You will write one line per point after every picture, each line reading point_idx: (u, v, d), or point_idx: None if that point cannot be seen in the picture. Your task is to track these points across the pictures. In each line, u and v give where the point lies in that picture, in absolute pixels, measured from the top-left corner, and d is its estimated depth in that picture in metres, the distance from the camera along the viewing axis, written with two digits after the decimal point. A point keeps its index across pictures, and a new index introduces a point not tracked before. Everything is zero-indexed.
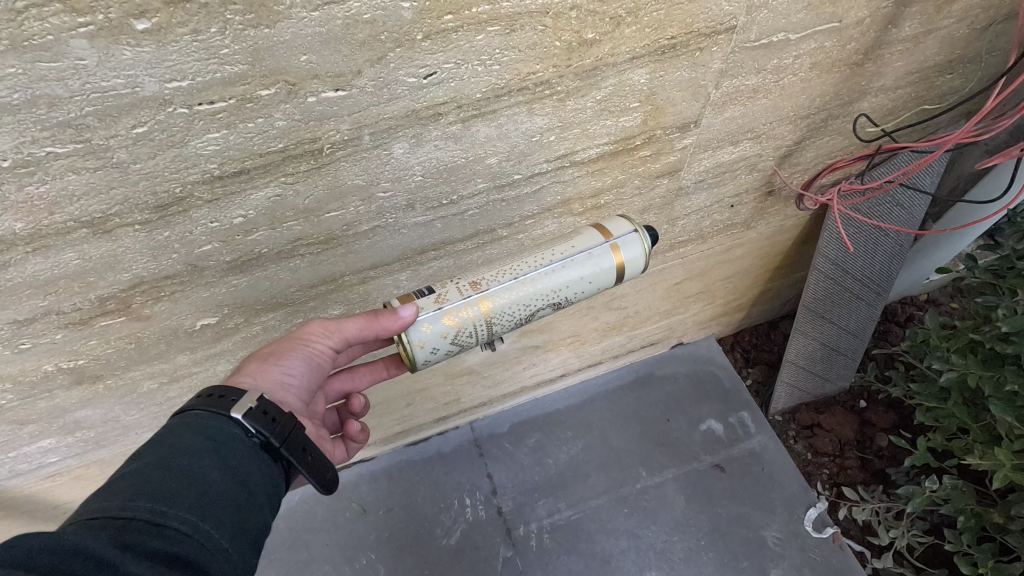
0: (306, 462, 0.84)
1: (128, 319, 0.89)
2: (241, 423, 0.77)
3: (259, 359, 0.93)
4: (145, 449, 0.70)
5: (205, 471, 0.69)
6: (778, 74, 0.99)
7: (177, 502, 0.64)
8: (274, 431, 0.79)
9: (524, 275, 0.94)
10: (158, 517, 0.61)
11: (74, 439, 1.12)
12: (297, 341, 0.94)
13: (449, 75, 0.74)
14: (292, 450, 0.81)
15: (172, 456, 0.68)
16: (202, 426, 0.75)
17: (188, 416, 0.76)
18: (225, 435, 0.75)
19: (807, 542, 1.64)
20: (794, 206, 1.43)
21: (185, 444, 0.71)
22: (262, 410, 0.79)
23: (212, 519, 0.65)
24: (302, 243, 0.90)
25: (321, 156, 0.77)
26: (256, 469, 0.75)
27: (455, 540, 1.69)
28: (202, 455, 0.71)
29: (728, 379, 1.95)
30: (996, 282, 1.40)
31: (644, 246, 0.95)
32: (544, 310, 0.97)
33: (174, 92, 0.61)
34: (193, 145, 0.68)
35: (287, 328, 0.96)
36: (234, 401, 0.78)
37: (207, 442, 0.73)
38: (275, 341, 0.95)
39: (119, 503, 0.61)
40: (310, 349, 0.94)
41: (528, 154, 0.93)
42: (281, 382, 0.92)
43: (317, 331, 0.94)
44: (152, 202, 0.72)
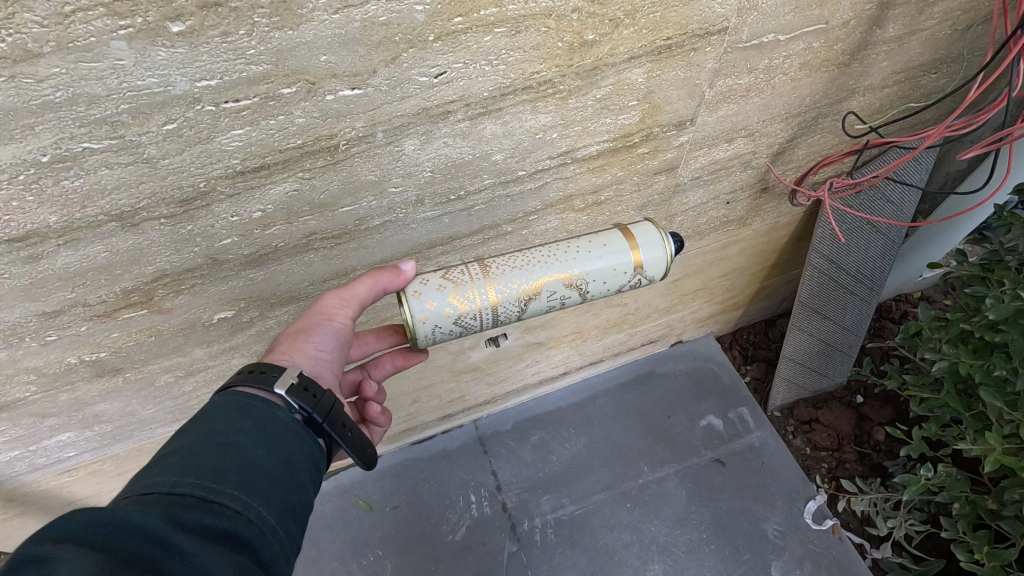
0: (346, 438, 0.87)
1: (149, 312, 0.93)
2: (286, 398, 0.80)
3: (289, 337, 0.92)
4: (192, 426, 0.73)
5: (251, 449, 0.72)
6: (769, 74, 1.03)
7: (226, 479, 0.67)
8: (316, 405, 0.81)
9: (535, 265, 0.98)
10: (208, 494, 0.64)
11: (92, 433, 1.15)
12: (323, 316, 0.94)
13: (457, 74, 0.78)
14: (333, 425, 0.84)
15: (219, 435, 0.71)
16: (247, 404, 0.77)
17: (232, 394, 0.78)
18: (266, 415, 0.77)
19: (807, 534, 1.67)
20: (788, 202, 1.48)
21: (230, 423, 0.74)
22: (303, 386, 0.81)
23: (259, 496, 0.68)
24: (317, 237, 0.94)
25: (337, 152, 0.81)
26: (299, 447, 0.78)
27: (461, 536, 1.71)
28: (248, 434, 0.73)
29: (727, 376, 1.99)
30: (985, 275, 1.44)
31: (666, 251, 1.02)
32: (565, 293, 1.00)
33: (203, 90, 0.66)
34: (219, 141, 0.72)
35: (309, 308, 0.96)
36: (277, 377, 0.81)
37: (252, 421, 0.75)
38: (301, 319, 0.94)
39: (170, 480, 0.64)
40: (336, 322, 0.94)
41: (532, 151, 0.97)
42: (315, 356, 0.91)
43: (337, 302, 0.94)
44: (177, 196, 0.76)
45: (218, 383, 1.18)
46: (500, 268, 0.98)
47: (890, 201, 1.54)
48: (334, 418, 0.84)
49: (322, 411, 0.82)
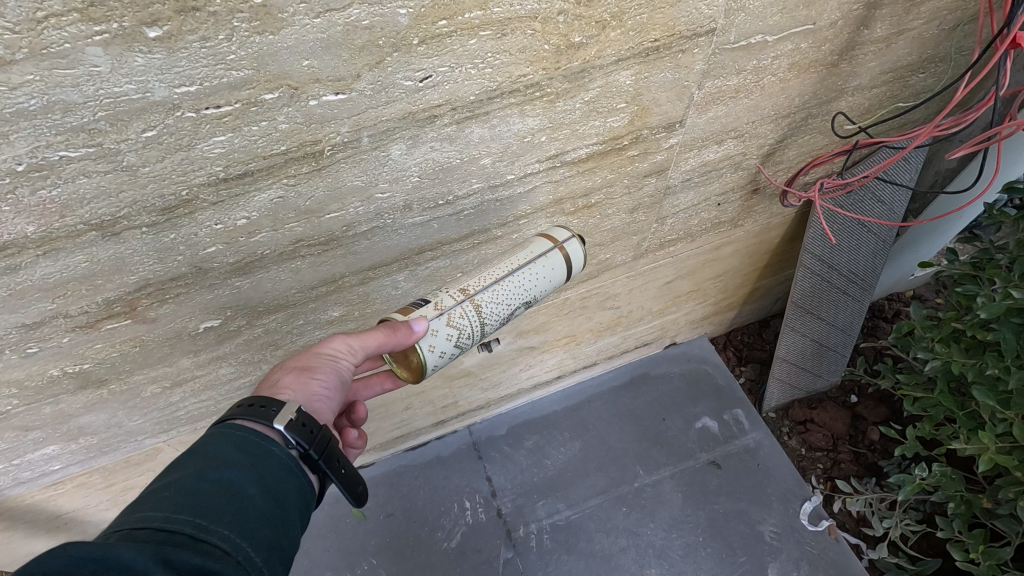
0: (340, 475, 0.89)
1: (133, 322, 0.91)
2: (283, 433, 0.80)
3: (294, 372, 0.93)
4: (188, 459, 0.72)
5: (245, 487, 0.71)
6: (758, 75, 1.03)
7: (217, 518, 0.66)
8: (312, 442, 0.82)
9: (500, 276, 1.01)
10: (198, 532, 0.63)
11: (78, 445, 1.13)
12: (330, 356, 0.95)
13: (443, 78, 0.77)
14: (328, 462, 0.85)
15: (215, 470, 0.71)
16: (244, 440, 0.76)
17: (230, 429, 0.78)
18: (262, 451, 0.76)
19: (804, 535, 1.67)
20: (779, 203, 1.47)
21: (226, 458, 0.73)
22: (301, 422, 0.82)
23: (248, 536, 0.67)
24: (304, 244, 0.92)
25: (322, 158, 0.80)
26: (292, 484, 0.77)
27: (456, 543, 1.69)
28: (243, 470, 0.73)
29: (721, 378, 1.98)
30: (976, 273, 1.44)
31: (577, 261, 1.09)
32: (520, 309, 1.04)
33: (183, 96, 0.64)
34: (200, 148, 0.71)
35: (317, 343, 0.98)
36: (277, 412, 0.81)
37: (247, 457, 0.75)
38: (309, 355, 0.96)
39: (162, 515, 0.63)
40: (342, 364, 0.96)
41: (521, 154, 0.96)
42: (316, 394, 0.92)
43: (345, 346, 0.95)
44: (159, 204, 0.75)
45: (207, 393, 1.16)
46: (473, 284, 1.01)
47: (881, 200, 1.54)
48: (330, 456, 0.86)
49: (317, 447, 0.83)
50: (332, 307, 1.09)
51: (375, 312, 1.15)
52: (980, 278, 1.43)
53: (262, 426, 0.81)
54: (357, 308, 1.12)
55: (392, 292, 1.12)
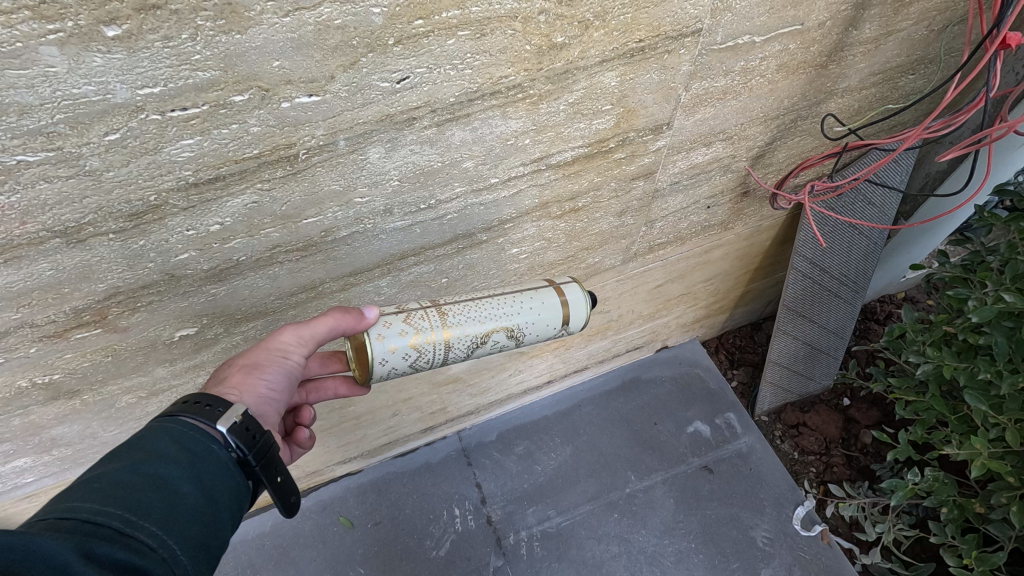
0: (274, 484, 0.84)
1: (103, 331, 0.88)
2: (225, 435, 0.76)
3: (241, 369, 0.89)
4: (120, 450, 0.69)
5: (178, 483, 0.68)
6: (746, 76, 1.01)
7: (147, 514, 0.63)
8: (252, 447, 0.78)
9: (482, 309, 0.98)
10: (125, 527, 0.61)
11: (50, 457, 1.10)
12: (278, 352, 0.92)
13: (421, 80, 0.75)
14: (265, 468, 0.81)
15: (148, 464, 0.68)
16: (180, 433, 0.73)
17: (165, 421, 0.74)
18: (201, 447, 0.73)
19: (796, 540, 1.65)
20: (769, 206, 1.46)
21: (161, 452, 0.70)
22: (244, 425, 0.78)
23: (177, 534, 0.65)
24: (280, 250, 0.90)
25: (297, 162, 0.77)
26: (226, 484, 0.74)
27: (445, 551, 1.67)
28: (177, 465, 0.70)
29: (713, 381, 1.97)
30: (967, 276, 1.43)
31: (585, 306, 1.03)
32: (501, 336, 0.98)
33: (146, 98, 0.62)
34: (167, 152, 0.68)
35: (264, 336, 0.93)
36: (221, 412, 0.77)
37: (183, 452, 0.71)
38: (256, 350, 0.91)
39: (92, 507, 0.61)
40: (290, 361, 0.92)
41: (504, 157, 0.94)
42: (262, 397, 0.91)
43: (294, 339, 0.92)
44: (126, 210, 0.72)
45: None
46: (450, 304, 0.98)
47: (872, 202, 1.53)
48: (268, 463, 0.81)
49: (257, 453, 0.78)
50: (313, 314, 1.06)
51: None
52: (972, 280, 1.42)
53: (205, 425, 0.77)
54: None
55: (374, 298, 1.10)
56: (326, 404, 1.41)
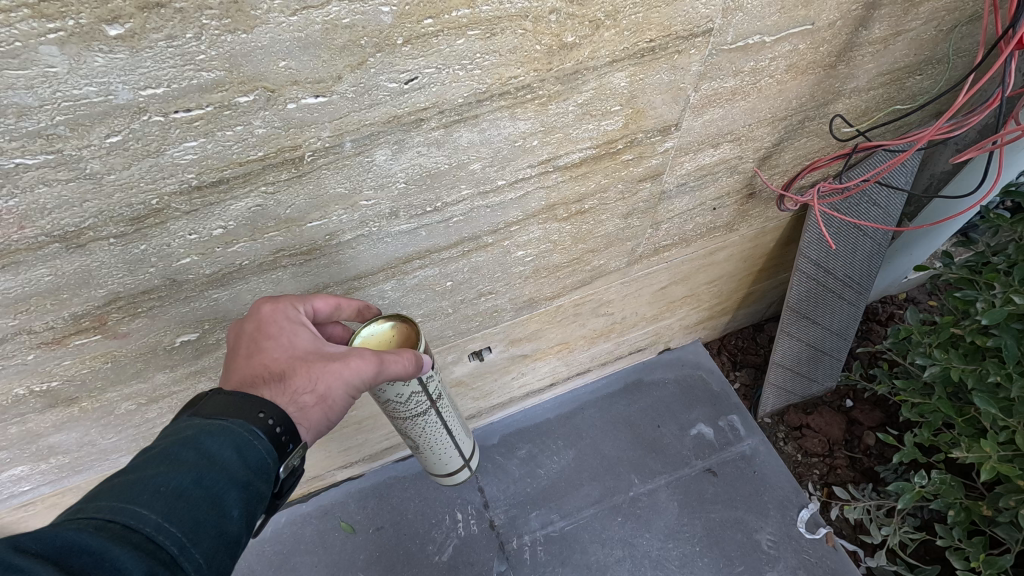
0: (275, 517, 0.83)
1: (103, 337, 0.86)
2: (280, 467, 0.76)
3: (309, 399, 0.80)
4: (186, 450, 0.68)
5: (232, 504, 0.67)
6: (755, 77, 1.00)
7: (197, 539, 0.63)
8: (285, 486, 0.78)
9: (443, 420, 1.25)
10: (177, 553, 0.60)
11: (48, 465, 1.08)
12: (350, 389, 0.83)
13: (430, 80, 0.73)
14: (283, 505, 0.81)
15: (210, 477, 0.67)
16: (245, 444, 0.71)
17: (232, 420, 0.72)
18: (260, 466, 0.72)
19: (802, 544, 1.64)
20: (775, 207, 1.45)
21: (224, 463, 0.69)
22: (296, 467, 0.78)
23: (202, 550, 0.62)
24: (285, 253, 0.88)
25: (302, 164, 0.76)
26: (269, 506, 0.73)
27: (448, 556, 1.65)
28: (233, 481, 0.68)
29: (716, 383, 1.96)
30: (973, 277, 1.42)
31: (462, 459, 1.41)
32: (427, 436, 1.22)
33: (149, 99, 0.60)
34: (170, 154, 0.66)
35: (340, 361, 0.82)
36: (291, 454, 0.77)
37: (243, 467, 0.70)
38: (333, 381, 0.81)
39: (153, 521, 0.60)
40: (356, 396, 0.85)
41: (511, 159, 0.92)
42: (323, 427, 0.84)
43: (368, 377, 0.84)
44: (127, 214, 0.70)
45: None
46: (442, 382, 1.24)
47: (876, 204, 1.52)
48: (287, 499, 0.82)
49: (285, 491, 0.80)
50: None
51: None
52: (978, 282, 1.41)
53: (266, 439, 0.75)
54: None
55: (378, 301, 1.08)
56: None
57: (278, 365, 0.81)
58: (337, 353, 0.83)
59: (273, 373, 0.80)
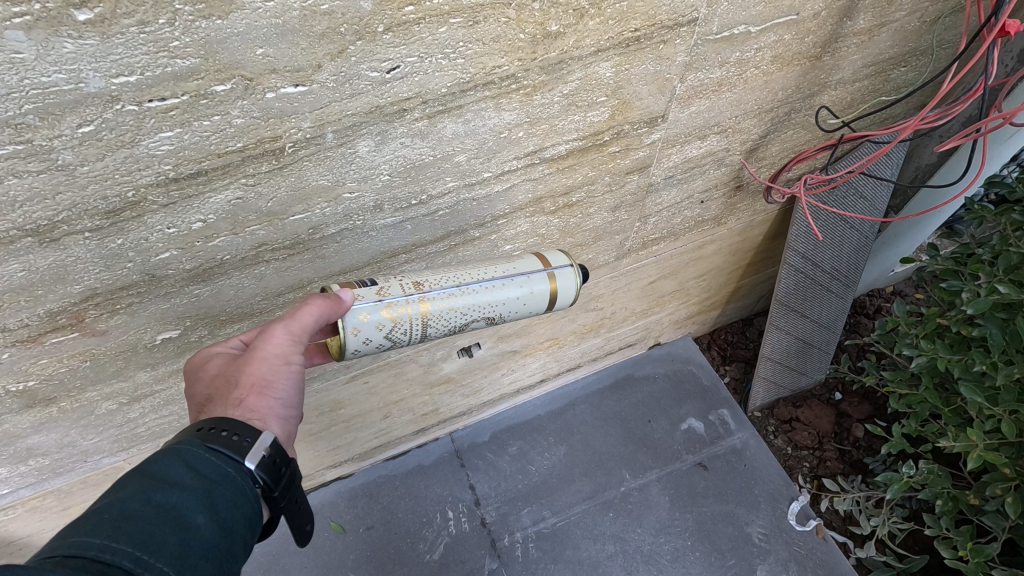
0: (293, 510, 0.85)
1: (80, 335, 0.84)
2: (253, 470, 0.74)
3: (247, 392, 0.82)
4: (131, 478, 0.66)
5: (193, 514, 0.66)
6: (741, 68, 1.00)
7: (158, 551, 0.61)
8: (277, 481, 0.77)
9: (466, 285, 0.95)
10: (133, 567, 0.58)
11: (27, 467, 1.05)
12: (278, 361, 0.83)
13: (412, 69, 0.72)
14: (286, 500, 0.81)
15: (161, 493, 0.65)
16: (197, 458, 0.70)
17: (180, 443, 0.72)
18: (220, 475, 0.71)
19: (792, 536, 1.65)
20: (762, 200, 1.45)
21: (177, 479, 0.67)
22: (272, 459, 0.76)
23: (164, 560, 0.60)
24: (267, 247, 0.86)
25: (284, 155, 0.74)
26: (246, 511, 0.72)
27: (439, 554, 1.64)
28: (189, 493, 0.67)
29: (706, 378, 1.96)
30: (959, 268, 1.43)
31: (575, 279, 1.02)
32: (479, 322, 0.97)
33: (122, 88, 0.59)
34: (145, 145, 0.65)
35: (255, 346, 0.83)
36: (249, 445, 0.74)
37: (200, 479, 0.69)
38: (253, 368, 0.82)
39: (99, 543, 0.58)
40: (294, 366, 0.85)
41: (498, 151, 0.91)
42: (282, 413, 0.85)
43: (288, 341, 0.83)
44: (102, 207, 0.69)
45: (168, 408, 1.09)
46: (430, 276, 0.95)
47: (863, 196, 1.53)
48: (289, 494, 0.81)
49: (281, 488, 0.78)
50: None
51: None
52: (963, 273, 1.42)
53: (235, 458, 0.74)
54: None
55: None
56: (315, 407, 1.37)
57: (208, 385, 0.84)
58: (253, 342, 0.84)
59: (203, 400, 0.83)
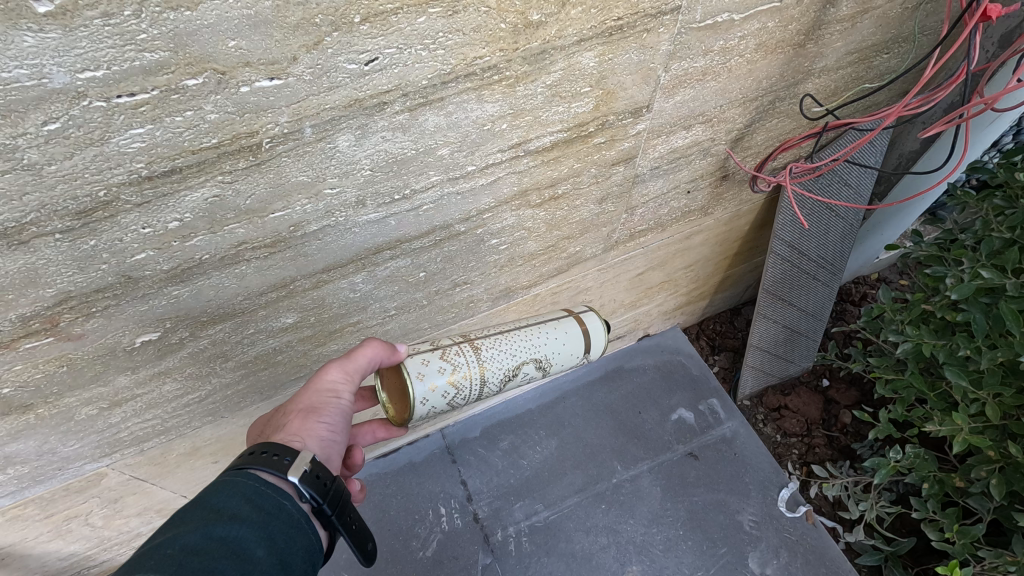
0: (350, 530, 0.90)
1: (56, 340, 0.82)
2: (298, 485, 0.81)
3: (298, 415, 0.94)
4: (193, 513, 0.70)
5: (252, 547, 0.68)
6: (725, 57, 1.00)
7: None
8: (325, 495, 0.84)
9: (508, 332, 1.11)
10: None
11: (5, 476, 1.03)
12: (329, 393, 0.96)
13: (391, 61, 0.71)
14: (339, 516, 0.87)
15: (222, 527, 0.68)
16: (254, 493, 0.75)
17: (236, 475, 0.77)
18: (275, 507, 0.75)
19: (782, 522, 1.66)
20: (748, 189, 1.45)
21: (234, 513, 0.71)
22: (315, 473, 0.84)
23: None
24: (247, 246, 0.85)
25: (261, 151, 0.72)
26: (300, 544, 0.75)
27: (432, 551, 1.63)
28: (247, 526, 0.70)
29: (695, 368, 1.97)
30: (942, 254, 1.44)
31: (601, 321, 1.17)
32: (528, 366, 1.08)
33: (88, 83, 0.57)
34: (115, 142, 0.63)
35: (311, 380, 0.97)
36: (290, 463, 0.82)
37: (256, 512, 0.73)
38: (305, 396, 0.95)
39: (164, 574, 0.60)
40: (342, 399, 0.97)
41: (481, 143, 0.90)
42: (326, 436, 0.95)
43: (341, 378, 0.97)
44: (72, 207, 0.66)
45: (150, 412, 1.07)
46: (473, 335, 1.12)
47: (847, 183, 1.53)
48: (341, 509, 0.88)
49: (330, 501, 0.85)
50: (285, 313, 1.01)
51: (331, 318, 1.09)
52: (947, 259, 1.43)
53: (274, 477, 0.81)
54: (312, 314, 1.05)
55: (348, 295, 1.05)
56: None
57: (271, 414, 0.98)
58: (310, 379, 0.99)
59: (267, 424, 0.97)
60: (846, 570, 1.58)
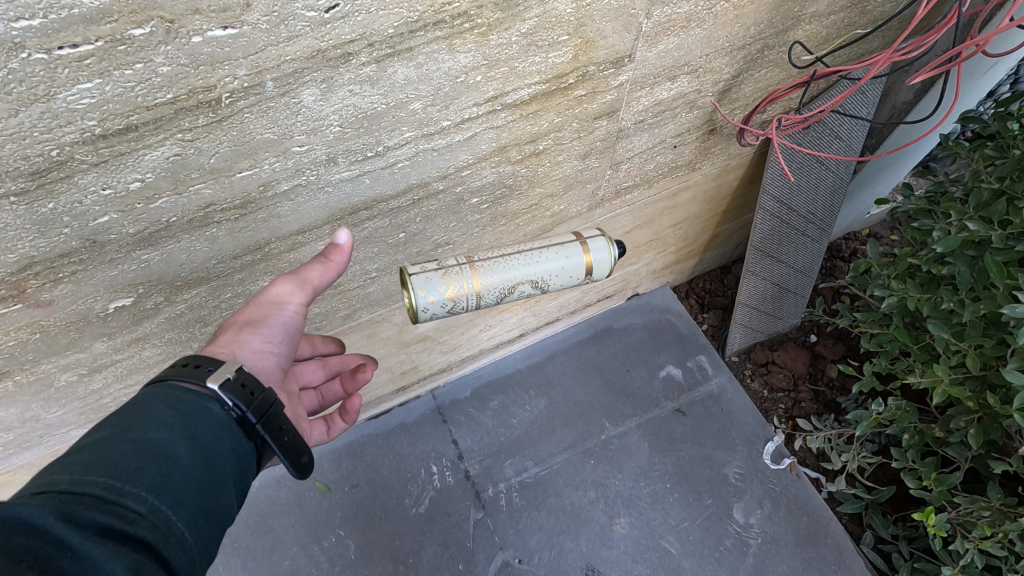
0: (283, 442, 0.83)
1: (24, 307, 0.81)
2: (219, 394, 0.76)
3: (237, 326, 0.90)
4: (109, 420, 0.69)
5: (172, 446, 0.68)
6: (709, 1, 0.96)
7: (134, 479, 0.63)
8: (250, 404, 0.78)
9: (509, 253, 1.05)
10: (108, 494, 0.61)
11: None
12: (273, 303, 0.91)
13: (353, 8, 0.67)
14: (267, 426, 0.81)
15: (138, 429, 0.68)
16: (174, 397, 0.74)
17: (157, 383, 0.75)
18: (200, 409, 0.74)
19: (766, 475, 1.70)
20: (736, 143, 1.42)
21: (154, 416, 0.70)
22: (240, 382, 0.78)
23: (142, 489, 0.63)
24: (215, 208, 0.82)
25: (221, 107, 0.69)
26: (229, 444, 0.75)
27: (425, 508, 1.67)
28: (168, 428, 0.70)
29: (684, 326, 1.97)
30: (931, 207, 1.42)
31: (610, 252, 1.08)
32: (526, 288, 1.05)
33: (25, 33, 0.53)
34: (62, 99, 0.60)
35: (260, 291, 0.92)
36: (211, 371, 0.77)
37: (179, 414, 0.72)
38: (249, 309, 0.91)
39: (72, 477, 0.61)
40: (287, 310, 0.91)
41: (455, 97, 0.87)
42: (261, 351, 0.90)
43: (288, 287, 0.90)
44: (24, 168, 0.64)
45: (132, 377, 1.07)
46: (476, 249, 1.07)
47: (838, 136, 1.50)
48: (270, 420, 0.81)
49: (257, 411, 0.79)
50: (263, 276, 1.00)
51: None
52: (936, 212, 1.41)
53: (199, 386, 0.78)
54: None
55: None
56: None
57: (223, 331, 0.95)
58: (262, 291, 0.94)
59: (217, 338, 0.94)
60: (827, 519, 1.63)
